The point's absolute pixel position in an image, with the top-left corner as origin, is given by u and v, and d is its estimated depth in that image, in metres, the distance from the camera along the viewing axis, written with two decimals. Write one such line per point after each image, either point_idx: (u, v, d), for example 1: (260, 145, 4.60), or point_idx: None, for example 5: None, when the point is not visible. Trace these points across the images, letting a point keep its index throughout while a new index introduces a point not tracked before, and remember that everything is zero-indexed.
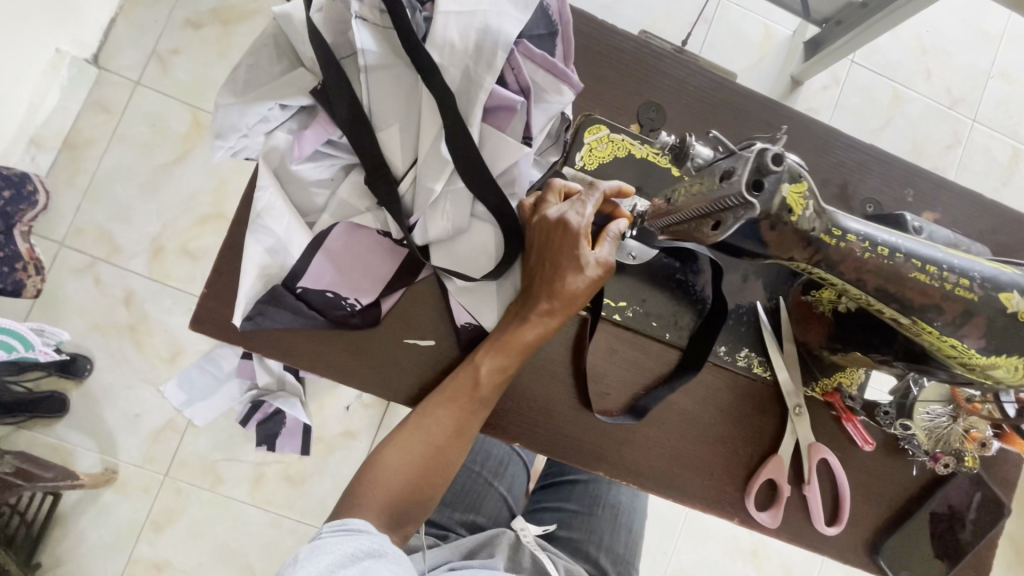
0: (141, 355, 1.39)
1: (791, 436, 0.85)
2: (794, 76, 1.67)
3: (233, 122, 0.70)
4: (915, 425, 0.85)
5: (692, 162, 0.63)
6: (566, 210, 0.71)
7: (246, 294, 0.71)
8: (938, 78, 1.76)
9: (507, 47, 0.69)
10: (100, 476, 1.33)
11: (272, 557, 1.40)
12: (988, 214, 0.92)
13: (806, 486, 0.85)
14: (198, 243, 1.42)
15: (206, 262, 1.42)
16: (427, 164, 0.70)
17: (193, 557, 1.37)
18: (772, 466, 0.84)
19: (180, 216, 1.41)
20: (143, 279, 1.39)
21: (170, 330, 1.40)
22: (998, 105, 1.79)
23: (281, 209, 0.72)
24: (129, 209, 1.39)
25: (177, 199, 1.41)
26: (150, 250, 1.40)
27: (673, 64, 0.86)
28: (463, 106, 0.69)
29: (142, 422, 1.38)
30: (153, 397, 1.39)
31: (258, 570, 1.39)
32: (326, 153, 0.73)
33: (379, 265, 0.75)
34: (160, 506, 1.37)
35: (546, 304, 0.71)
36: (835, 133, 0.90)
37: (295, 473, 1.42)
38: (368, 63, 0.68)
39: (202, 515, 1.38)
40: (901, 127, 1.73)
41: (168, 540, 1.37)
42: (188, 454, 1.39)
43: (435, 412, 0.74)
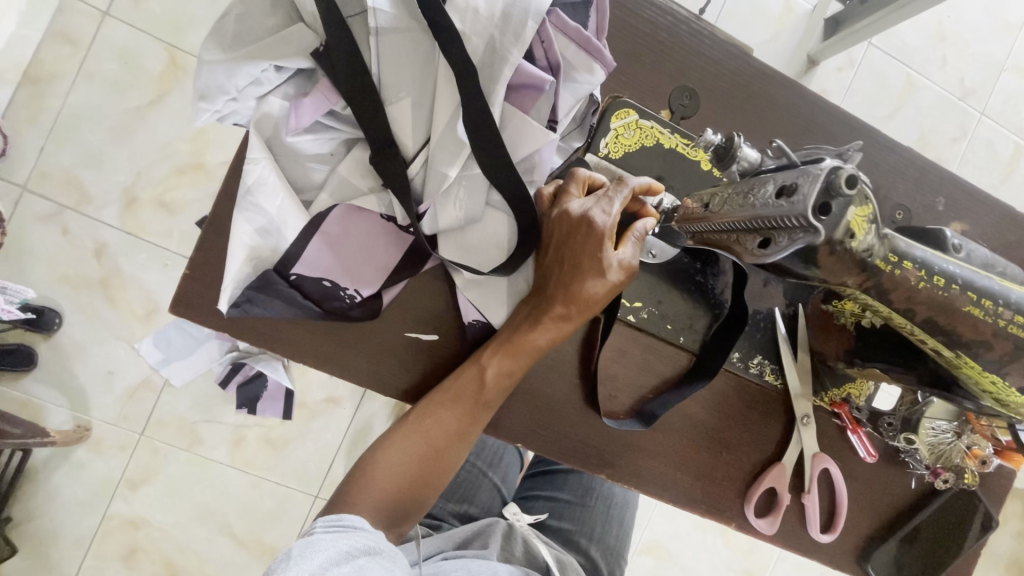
0: (114, 311, 1.31)
1: (795, 445, 0.84)
2: (811, 55, 1.59)
3: (220, 83, 0.61)
4: (919, 441, 0.85)
5: (738, 166, 0.57)
6: (591, 207, 0.66)
7: (234, 280, 0.64)
8: (952, 67, 1.68)
9: (540, 18, 0.60)
10: (72, 433, 1.23)
11: (254, 518, 1.37)
12: (1015, 228, 0.88)
13: (806, 494, 0.84)
14: (175, 195, 1.31)
15: (184, 216, 1.32)
16: (440, 148, 0.62)
17: (172, 517, 1.34)
18: (775, 474, 0.83)
19: (155, 164, 1.30)
20: (116, 231, 1.29)
21: (145, 286, 1.31)
22: (1008, 99, 1.73)
23: (274, 186, 0.64)
24: (98, 154, 1.28)
25: (151, 145, 1.29)
26: (123, 200, 1.29)
27: (711, 47, 0.78)
28: (485, 82, 0.61)
29: (116, 380, 1.31)
30: (127, 355, 1.31)
31: (238, 531, 1.37)
32: (326, 125, 0.64)
33: (381, 254, 0.68)
34: (136, 465, 1.33)
35: (562, 308, 0.67)
36: (872, 132, 0.84)
37: (276, 436, 1.38)
38: (379, 25, 0.59)
39: (180, 474, 1.34)
40: (911, 116, 1.67)
41: (145, 498, 1.33)
42: (165, 414, 1.34)
43: (435, 412, 0.70)
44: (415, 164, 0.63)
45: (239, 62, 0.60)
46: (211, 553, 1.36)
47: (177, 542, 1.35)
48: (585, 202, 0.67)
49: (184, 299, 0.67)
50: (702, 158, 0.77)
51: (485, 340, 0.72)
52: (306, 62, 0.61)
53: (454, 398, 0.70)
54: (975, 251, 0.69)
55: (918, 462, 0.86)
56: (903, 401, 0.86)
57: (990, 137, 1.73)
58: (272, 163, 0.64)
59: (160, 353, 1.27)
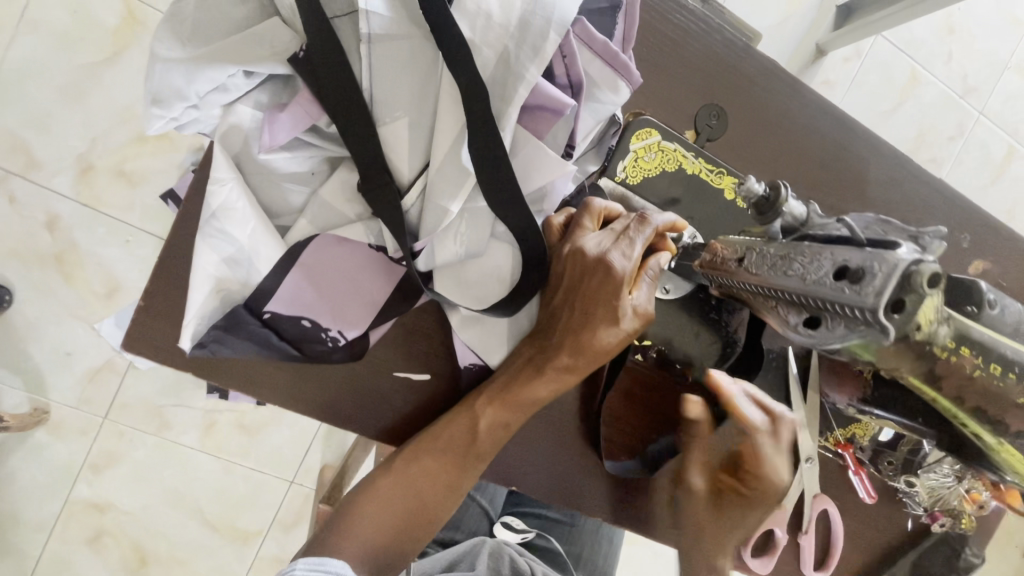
0: (70, 289, 1.18)
1: (796, 486, 0.81)
2: (818, 44, 1.45)
3: (178, 88, 0.51)
4: (921, 484, 0.82)
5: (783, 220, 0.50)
6: (610, 247, 0.59)
7: (197, 317, 0.55)
8: (957, 62, 1.56)
9: (563, 30, 0.51)
10: (29, 417, 1.15)
11: (224, 501, 1.28)
12: None
13: (803, 536, 0.82)
14: (135, 165, 1.17)
15: (146, 189, 1.18)
16: (441, 177, 0.53)
17: (139, 500, 1.25)
18: (776, 517, 0.80)
19: (112, 129, 1.15)
20: (69, 202, 1.16)
21: (103, 262, 1.18)
22: (1009, 100, 1.62)
23: (244, 211, 0.55)
24: (47, 115, 1.13)
25: (107, 107, 1.15)
26: (77, 167, 1.15)
27: (747, 61, 0.70)
28: (495, 103, 0.52)
29: (75, 361, 1.21)
30: (87, 336, 1.21)
31: (210, 515, 1.28)
32: (306, 141, 0.55)
33: (369, 289, 0.60)
34: (101, 447, 1.23)
35: (569, 358, 0.60)
36: (907, 163, 0.78)
37: (250, 421, 1.29)
38: (371, 29, 0.49)
39: (147, 458, 1.25)
40: (912, 113, 1.56)
41: (111, 481, 1.24)
42: (130, 397, 1.24)
43: (423, 461, 0.64)
44: (411, 196, 0.54)
45: (200, 62, 0.50)
46: (183, 539, 1.27)
47: (148, 526, 1.26)
48: (603, 240, 0.60)
49: (139, 332, 0.58)
50: (727, 187, 0.70)
51: (480, 383, 0.65)
52: (283, 66, 0.51)
53: (443, 447, 0.63)
54: (1011, 307, 0.52)
55: (914, 502, 0.85)
56: (907, 443, 0.83)
57: (987, 138, 1.62)
58: (241, 184, 0.55)
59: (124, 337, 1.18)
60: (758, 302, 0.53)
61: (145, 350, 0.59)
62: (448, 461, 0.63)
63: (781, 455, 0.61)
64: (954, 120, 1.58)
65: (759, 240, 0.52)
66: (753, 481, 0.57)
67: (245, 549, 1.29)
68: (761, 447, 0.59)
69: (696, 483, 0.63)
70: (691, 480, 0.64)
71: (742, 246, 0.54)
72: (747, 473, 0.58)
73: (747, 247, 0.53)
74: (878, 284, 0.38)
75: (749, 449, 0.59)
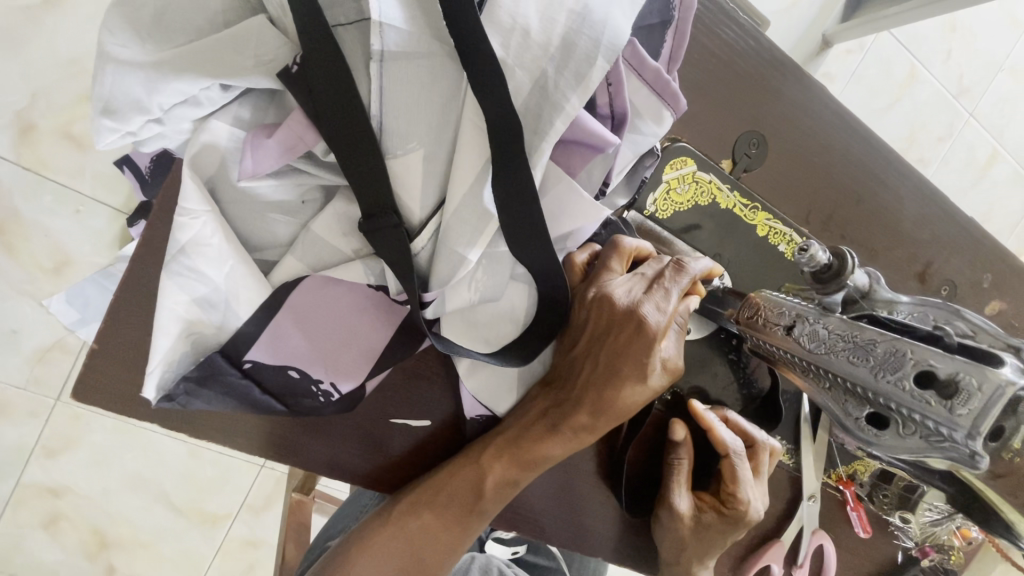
0: (15, 264, 1.04)
1: (795, 522, 0.79)
2: (826, 35, 1.14)
3: (137, 99, 0.41)
4: (914, 521, 0.80)
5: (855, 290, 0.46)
6: (642, 298, 0.53)
7: (162, 364, 0.46)
8: (956, 62, 1.25)
9: (612, 55, 0.43)
10: None
11: (192, 487, 1.17)
12: None
13: (798, 567, 0.80)
14: (87, 127, 1.02)
15: (100, 155, 1.03)
16: (459, 221, 0.45)
17: (100, 484, 1.13)
18: (773, 552, 0.78)
19: (57, 86, 0.99)
20: (7, 165, 0.99)
21: (51, 232, 1.04)
22: (999, 103, 1.30)
23: (218, 246, 0.46)
24: None
25: (50, 58, 0.98)
26: (15, 125, 0.99)
27: (793, 85, 0.65)
28: (528, 135, 0.44)
29: (20, 340, 1.06)
30: (34, 312, 1.06)
31: (176, 501, 1.17)
32: (298, 169, 0.45)
33: (367, 334, 0.53)
34: (53, 431, 1.10)
35: (588, 417, 0.54)
36: (942, 198, 0.75)
37: None
38: (384, 44, 0.40)
39: (107, 441, 1.13)
40: (901, 116, 1.25)
41: (66, 465, 1.12)
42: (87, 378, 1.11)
43: (420, 514, 0.56)
44: (422, 238, 0.46)
45: (164, 70, 0.40)
46: (146, 522, 1.16)
47: (113, 512, 1.14)
48: (634, 289, 0.54)
49: (91, 377, 0.50)
50: (760, 224, 0.64)
51: (485, 434, 0.58)
52: (269, 80, 0.42)
53: (444, 503, 0.56)
54: None
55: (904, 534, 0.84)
56: (903, 479, 0.80)
57: (974, 139, 1.31)
58: (217, 217, 0.45)
59: (77, 315, 1.03)
60: (800, 373, 0.50)
61: (99, 397, 0.50)
62: (449, 520, 0.56)
63: (759, 483, 0.65)
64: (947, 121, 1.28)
65: (812, 309, 0.48)
66: (736, 507, 0.63)
67: (213, 534, 1.18)
68: (744, 478, 0.63)
69: (683, 507, 0.64)
70: (675, 501, 0.64)
71: (790, 312, 0.49)
72: (728, 498, 0.64)
73: (795, 313, 0.49)
74: (981, 403, 0.37)
75: (732, 478, 0.63)
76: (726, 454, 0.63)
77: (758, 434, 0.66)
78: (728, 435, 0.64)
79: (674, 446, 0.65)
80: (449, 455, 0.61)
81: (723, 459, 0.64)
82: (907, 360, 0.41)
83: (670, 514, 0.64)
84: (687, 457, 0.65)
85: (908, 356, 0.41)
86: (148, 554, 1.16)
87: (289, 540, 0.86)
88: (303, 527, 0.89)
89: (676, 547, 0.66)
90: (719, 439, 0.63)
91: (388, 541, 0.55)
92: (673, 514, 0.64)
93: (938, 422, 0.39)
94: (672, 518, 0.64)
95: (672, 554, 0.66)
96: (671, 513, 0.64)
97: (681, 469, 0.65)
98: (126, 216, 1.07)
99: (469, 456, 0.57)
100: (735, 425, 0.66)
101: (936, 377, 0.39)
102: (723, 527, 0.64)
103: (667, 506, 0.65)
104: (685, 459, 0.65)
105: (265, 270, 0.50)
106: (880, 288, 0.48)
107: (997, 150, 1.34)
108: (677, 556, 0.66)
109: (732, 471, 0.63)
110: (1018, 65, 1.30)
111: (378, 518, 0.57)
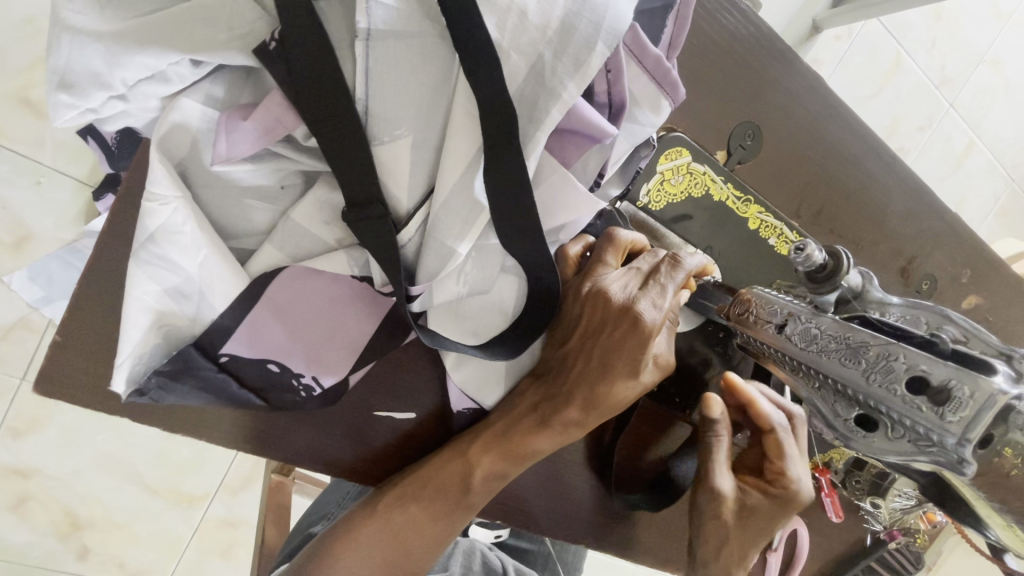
0: None
1: None
2: (816, 21, 1.10)
3: (99, 73, 0.37)
4: (885, 508, 0.81)
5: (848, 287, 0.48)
6: (638, 294, 0.52)
7: (133, 357, 0.44)
8: (940, 52, 1.24)
9: (613, 40, 0.41)
10: None
11: (166, 466, 1.15)
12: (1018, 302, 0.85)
13: (772, 551, 0.80)
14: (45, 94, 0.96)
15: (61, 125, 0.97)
16: (448, 211, 0.43)
17: (68, 465, 1.09)
18: None
19: (10, 49, 0.92)
20: None
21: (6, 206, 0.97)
22: (978, 95, 1.31)
23: (191, 233, 0.43)
24: None
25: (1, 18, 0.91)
26: None
27: (792, 75, 0.64)
28: (522, 123, 0.42)
29: None
30: None
31: (151, 482, 1.14)
32: (274, 153, 0.43)
33: (351, 327, 0.51)
34: (19, 412, 1.06)
35: (580, 412, 0.53)
36: (930, 194, 0.75)
37: None
38: (371, 21, 0.37)
39: (79, 421, 1.10)
40: (887, 103, 1.23)
41: (32, 447, 1.07)
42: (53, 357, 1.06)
43: (407, 506, 0.55)
44: (410, 230, 0.44)
45: (127, 42, 0.37)
46: (120, 502, 1.13)
47: (83, 492, 1.11)
48: (629, 284, 0.53)
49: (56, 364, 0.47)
50: (752, 216, 0.64)
51: (473, 427, 0.58)
52: (243, 57, 0.39)
53: (433, 494, 0.55)
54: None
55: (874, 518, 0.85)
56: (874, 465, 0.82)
57: (952, 129, 1.32)
58: (189, 203, 0.43)
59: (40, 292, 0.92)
60: (790, 373, 0.51)
61: (65, 387, 0.47)
62: (437, 512, 0.55)
63: (801, 457, 0.64)
64: (929, 111, 1.28)
65: (805, 308, 0.49)
66: (784, 485, 0.62)
67: (191, 514, 1.16)
68: (790, 455, 0.62)
69: (726, 488, 0.61)
70: (719, 482, 0.61)
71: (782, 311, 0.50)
72: (777, 477, 0.62)
73: (787, 313, 0.50)
74: (971, 410, 0.38)
75: (778, 454, 0.62)
76: (771, 428, 0.62)
77: (795, 409, 0.66)
78: (771, 409, 0.63)
79: (713, 423, 0.63)
80: (435, 447, 0.61)
81: (768, 434, 0.63)
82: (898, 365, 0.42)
83: (714, 497, 0.61)
84: (727, 435, 0.63)
85: (899, 361, 0.42)
86: (122, 534, 1.13)
87: (268, 517, 0.83)
88: (282, 508, 0.85)
89: (718, 542, 0.60)
90: (763, 412, 0.62)
91: (375, 533, 0.53)
92: (716, 497, 0.61)
93: (930, 427, 0.40)
94: (717, 501, 0.61)
95: (710, 552, 0.60)
96: (715, 496, 0.61)
97: (721, 448, 0.62)
98: (91, 190, 1.02)
99: (457, 448, 0.57)
100: (770, 399, 0.65)
101: (927, 383, 0.40)
102: (770, 510, 0.61)
103: (710, 488, 0.61)
104: (724, 437, 0.62)
105: (243, 258, 0.47)
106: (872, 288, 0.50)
107: (973, 140, 1.36)
108: (716, 555, 0.60)
109: (778, 446, 0.62)
110: (1000, 56, 1.31)
111: (365, 510, 0.56)
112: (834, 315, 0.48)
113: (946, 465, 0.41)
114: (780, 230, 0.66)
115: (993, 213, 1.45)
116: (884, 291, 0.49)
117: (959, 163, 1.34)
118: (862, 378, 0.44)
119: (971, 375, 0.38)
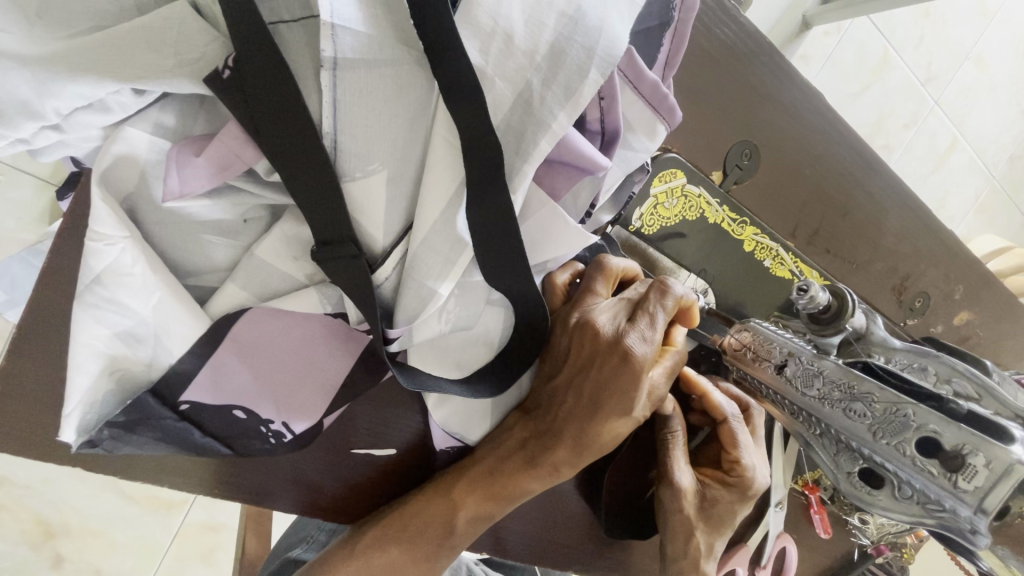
0: None
1: (761, 527, 0.74)
2: (806, 16, 0.94)
3: (29, 105, 0.33)
4: (873, 522, 0.73)
5: (849, 330, 0.55)
6: (628, 328, 0.48)
7: (83, 407, 0.39)
8: (927, 48, 1.12)
9: (607, 67, 0.38)
10: None
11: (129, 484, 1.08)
12: (990, 303, 0.88)
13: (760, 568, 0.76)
14: None
15: None
16: (428, 251, 0.39)
17: None
18: (739, 556, 0.72)
19: None
20: None
21: None
22: (962, 92, 1.23)
23: (142, 275, 0.38)
24: None
25: None
26: None
27: (790, 91, 0.62)
28: (507, 157, 0.38)
29: None
30: None
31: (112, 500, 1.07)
32: (236, 188, 0.39)
33: (325, 366, 0.47)
34: None
35: (571, 453, 0.49)
36: (921, 208, 0.76)
37: None
38: (338, 50, 0.34)
39: None
40: (874, 100, 1.10)
41: None
42: None
43: (385, 548, 0.49)
44: (387, 268, 0.39)
45: (58, 69, 0.32)
46: (95, 508, 0.97)
47: (57, 499, 0.94)
48: (619, 316, 0.49)
49: (9, 392, 0.45)
50: (748, 238, 0.62)
51: (457, 464, 0.54)
52: (194, 85, 0.35)
53: (414, 537, 0.50)
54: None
55: (862, 533, 0.79)
56: None
57: (937, 126, 1.24)
58: (139, 243, 0.38)
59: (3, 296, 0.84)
60: (808, 425, 0.56)
61: (27, 424, 0.45)
62: (420, 558, 0.49)
63: (756, 448, 0.61)
64: (913, 107, 1.17)
65: (806, 351, 0.56)
66: (741, 474, 0.58)
67: (169, 519, 1.02)
68: (744, 442, 0.59)
69: (685, 482, 0.57)
70: (678, 477, 0.57)
71: (782, 350, 0.57)
72: (732, 465, 0.59)
73: (787, 352, 0.57)
74: (987, 481, 0.42)
75: (732, 443, 0.59)
76: (724, 418, 0.59)
77: (750, 399, 0.64)
78: (723, 399, 0.60)
79: (666, 418, 0.60)
80: (418, 482, 0.58)
81: (720, 425, 0.60)
82: (910, 423, 0.47)
83: (673, 492, 0.57)
84: (681, 428, 0.60)
85: (912, 420, 0.47)
86: (95, 543, 0.96)
87: (249, 528, 0.74)
88: (264, 516, 0.75)
89: (685, 534, 0.58)
90: (715, 404, 0.59)
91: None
92: (676, 492, 0.57)
93: (946, 492, 0.44)
94: (676, 497, 0.57)
95: (679, 546, 0.58)
96: (674, 492, 0.57)
97: (677, 441, 0.59)
98: (55, 189, 0.89)
99: (440, 486, 0.52)
100: (725, 390, 0.64)
101: (942, 447, 0.45)
102: (731, 500, 0.58)
103: (668, 484, 0.57)
104: (679, 430, 0.59)
105: (203, 297, 0.43)
106: (874, 328, 0.57)
107: (957, 137, 1.29)
108: (685, 548, 0.58)
109: (731, 437, 0.59)
110: (985, 52, 1.22)
111: (336, 556, 0.50)
112: (837, 360, 0.54)
113: (963, 530, 0.45)
114: (775, 251, 0.65)
115: (975, 210, 1.43)
116: (881, 334, 0.56)
117: (940, 163, 1.28)
118: (880, 438, 0.49)
119: (984, 442, 0.42)
